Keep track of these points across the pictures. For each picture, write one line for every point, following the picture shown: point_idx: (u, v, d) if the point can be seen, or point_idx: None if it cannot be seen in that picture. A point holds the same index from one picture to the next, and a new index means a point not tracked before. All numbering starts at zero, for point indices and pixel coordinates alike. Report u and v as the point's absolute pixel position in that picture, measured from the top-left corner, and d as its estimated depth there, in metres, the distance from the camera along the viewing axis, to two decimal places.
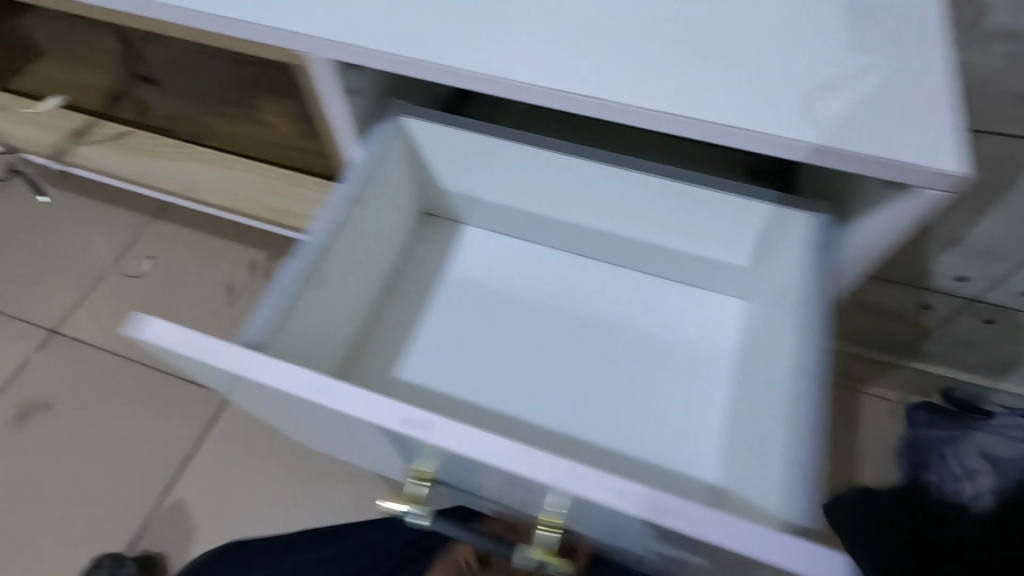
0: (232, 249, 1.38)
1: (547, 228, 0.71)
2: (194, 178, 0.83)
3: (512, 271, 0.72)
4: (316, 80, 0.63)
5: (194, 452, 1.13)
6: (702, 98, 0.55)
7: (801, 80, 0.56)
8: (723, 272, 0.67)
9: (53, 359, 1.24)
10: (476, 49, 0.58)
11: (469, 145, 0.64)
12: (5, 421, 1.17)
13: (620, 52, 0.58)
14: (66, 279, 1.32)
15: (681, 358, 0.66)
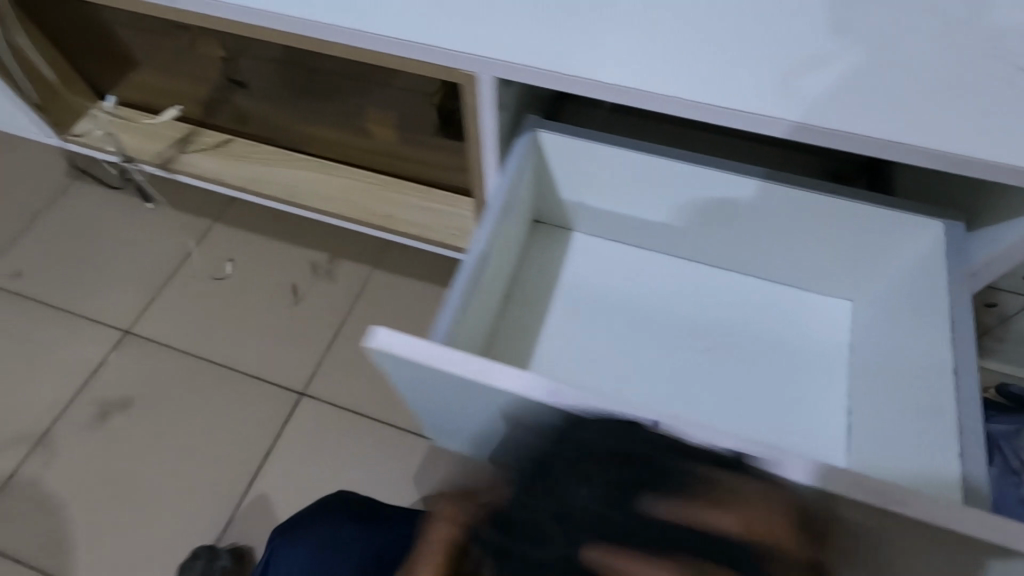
0: (295, 250, 1.41)
1: (659, 236, 0.76)
2: (299, 183, 0.85)
3: (627, 275, 0.77)
4: (475, 96, 0.65)
5: (275, 448, 1.18)
6: (838, 110, 0.58)
7: (928, 90, 0.59)
8: (827, 274, 0.72)
9: (129, 358, 1.28)
10: (617, 63, 0.61)
11: (600, 158, 0.69)
12: (87, 419, 1.21)
13: (753, 64, 0.61)
14: (137, 280, 1.36)
15: (795, 354, 0.71)
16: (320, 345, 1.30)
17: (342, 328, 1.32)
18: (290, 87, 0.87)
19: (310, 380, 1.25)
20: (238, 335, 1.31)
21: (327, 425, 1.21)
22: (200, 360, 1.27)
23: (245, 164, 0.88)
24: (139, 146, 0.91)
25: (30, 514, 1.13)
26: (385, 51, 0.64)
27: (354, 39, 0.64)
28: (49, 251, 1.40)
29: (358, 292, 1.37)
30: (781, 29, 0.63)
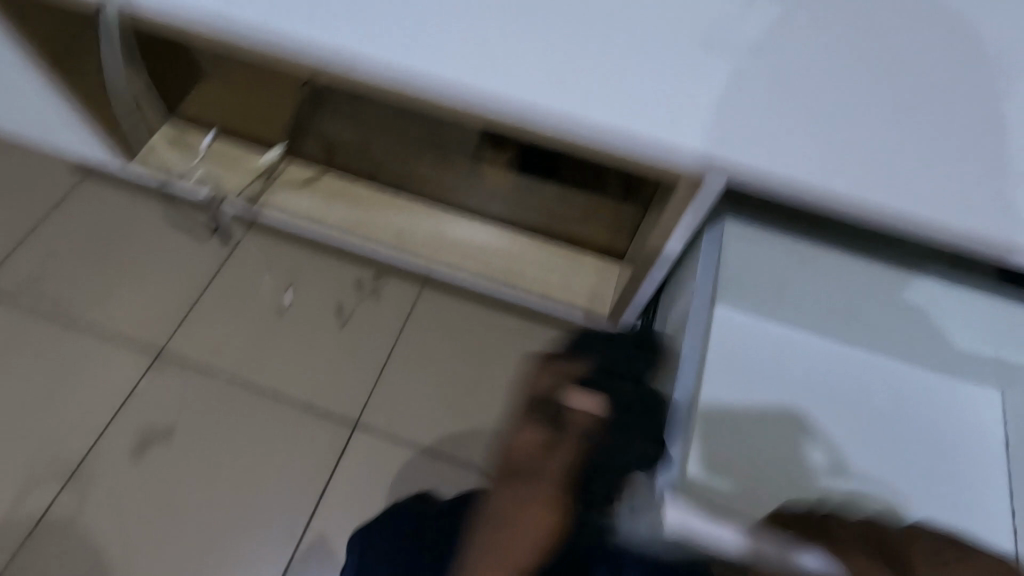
0: (340, 266, 1.31)
1: (814, 314, 0.79)
2: None
3: (782, 351, 0.80)
4: (694, 197, 0.66)
5: (331, 486, 1.12)
6: (789, 152, 0.61)
7: (888, 128, 0.62)
8: (976, 366, 0.76)
9: (163, 380, 1.19)
10: (704, 113, 0.62)
11: (781, 246, 0.74)
12: (124, 450, 1.13)
13: (785, 101, 0.62)
14: (168, 294, 1.27)
15: (950, 442, 0.75)
16: (373, 370, 1.23)
17: (393, 352, 1.24)
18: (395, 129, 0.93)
19: (365, 409, 1.19)
20: (284, 359, 1.23)
21: (385, 459, 1.15)
22: (244, 384, 1.20)
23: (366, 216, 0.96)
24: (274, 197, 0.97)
25: (69, 553, 1.06)
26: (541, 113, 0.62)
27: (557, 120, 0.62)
28: (65, 257, 1.29)
29: (407, 312, 1.28)
30: (717, 61, 0.63)
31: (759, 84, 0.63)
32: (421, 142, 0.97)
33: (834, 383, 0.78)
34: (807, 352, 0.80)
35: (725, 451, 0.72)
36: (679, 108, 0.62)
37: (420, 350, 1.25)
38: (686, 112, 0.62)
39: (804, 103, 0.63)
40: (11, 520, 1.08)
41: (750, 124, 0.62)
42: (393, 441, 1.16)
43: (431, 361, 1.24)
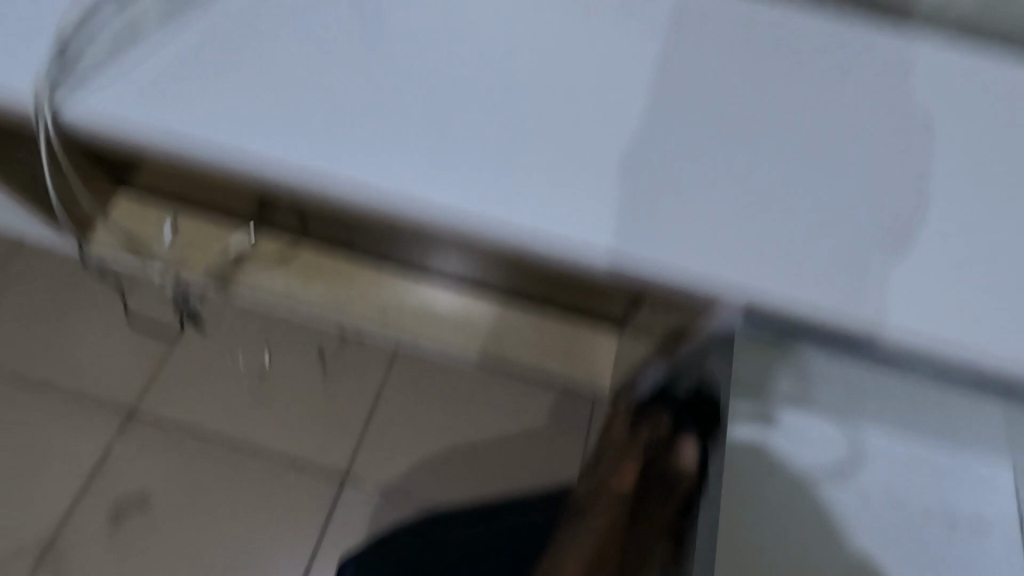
0: (314, 310, 1.22)
1: (821, 401, 0.67)
2: None
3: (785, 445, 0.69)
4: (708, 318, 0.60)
5: (319, 549, 1.08)
6: (770, 273, 0.55)
7: (882, 243, 0.57)
8: (989, 447, 0.65)
9: (134, 446, 1.13)
10: (686, 226, 0.56)
11: (800, 351, 0.57)
12: (99, 521, 1.08)
13: (748, 207, 0.57)
14: (133, 350, 1.20)
15: (971, 525, 0.67)
16: (356, 422, 1.17)
17: (377, 400, 1.18)
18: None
19: (351, 463, 1.14)
20: (264, 415, 1.16)
21: (376, 514, 1.11)
22: (221, 445, 1.14)
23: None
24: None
25: None
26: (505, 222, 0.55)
27: (544, 239, 0.55)
28: (19, 314, 1.21)
29: (391, 356, 1.21)
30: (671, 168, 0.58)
31: (729, 182, 0.58)
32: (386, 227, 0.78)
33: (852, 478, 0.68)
34: (814, 439, 0.69)
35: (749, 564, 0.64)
36: (643, 210, 0.56)
37: (405, 396, 1.19)
38: (643, 215, 0.56)
39: (771, 223, 0.57)
40: None
41: (711, 233, 0.56)
42: (383, 496, 1.12)
43: (418, 408, 1.18)
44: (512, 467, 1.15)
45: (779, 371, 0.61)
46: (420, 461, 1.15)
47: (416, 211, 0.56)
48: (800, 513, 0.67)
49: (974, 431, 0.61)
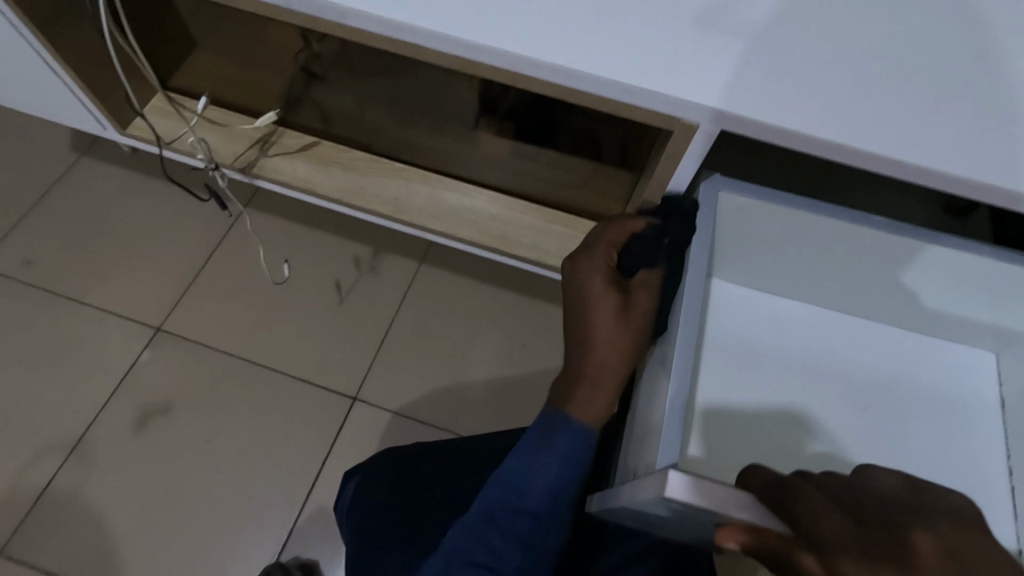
0: (335, 242, 1.31)
1: (795, 280, 0.71)
2: (414, 200, 0.88)
3: (763, 321, 0.72)
4: (687, 145, 0.61)
5: (329, 457, 1.14)
6: (748, 99, 0.56)
7: (862, 78, 0.57)
8: (955, 324, 0.69)
9: (160, 357, 1.20)
10: (671, 49, 0.57)
11: (771, 207, 0.63)
12: (125, 424, 1.14)
13: (733, 36, 0.57)
14: (163, 270, 1.27)
15: (945, 405, 0.68)
16: (370, 348, 1.23)
17: (390, 328, 1.25)
18: (380, 93, 0.88)
19: (363, 384, 1.20)
20: (282, 332, 1.23)
21: (384, 432, 1.16)
22: (243, 361, 1.20)
23: (357, 179, 0.89)
24: (279, 163, 0.90)
25: (75, 526, 1.07)
26: (497, 60, 0.57)
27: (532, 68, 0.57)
28: (59, 236, 1.29)
29: (405, 288, 1.28)
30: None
31: (713, 10, 0.58)
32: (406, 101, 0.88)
33: (827, 355, 0.71)
34: (789, 319, 0.73)
35: (722, 413, 0.67)
36: (624, 35, 0.57)
37: (417, 327, 1.25)
38: (622, 41, 0.57)
39: (761, 43, 0.58)
40: (15, 496, 1.09)
41: (692, 59, 0.56)
42: (392, 415, 1.17)
43: (427, 339, 1.24)
44: (514, 397, 1.20)
45: (750, 235, 0.67)
46: (428, 386, 1.20)
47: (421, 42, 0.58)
48: (787, 376, 0.69)
49: (941, 291, 0.65)
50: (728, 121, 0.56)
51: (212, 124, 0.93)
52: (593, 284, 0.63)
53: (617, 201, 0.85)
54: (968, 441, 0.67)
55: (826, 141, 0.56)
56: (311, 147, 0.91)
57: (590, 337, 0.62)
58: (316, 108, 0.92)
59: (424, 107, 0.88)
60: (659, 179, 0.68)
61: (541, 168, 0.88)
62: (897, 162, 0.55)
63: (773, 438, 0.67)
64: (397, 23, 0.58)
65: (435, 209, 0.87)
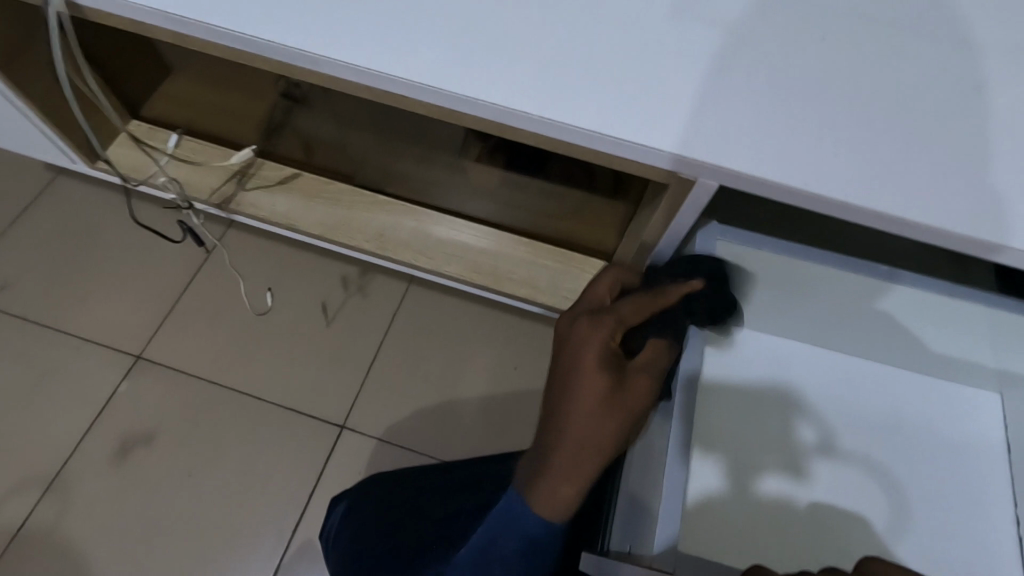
0: (321, 264, 1.27)
1: (791, 323, 0.70)
2: (403, 238, 0.89)
3: (761, 364, 0.70)
4: (684, 200, 0.59)
5: (316, 490, 1.10)
6: (737, 150, 0.53)
7: (858, 127, 0.55)
8: (955, 366, 0.68)
9: (140, 387, 1.16)
10: (658, 99, 0.54)
11: (766, 254, 0.62)
12: (103, 458, 1.10)
13: (722, 84, 0.55)
14: (142, 296, 1.23)
15: (949, 451, 0.66)
16: (358, 374, 1.19)
17: (379, 353, 1.21)
18: (366, 120, 0.83)
19: (352, 411, 1.16)
20: (267, 359, 1.19)
21: (373, 461, 1.13)
22: (225, 390, 1.16)
23: (343, 213, 0.90)
24: (259, 199, 0.91)
25: (50, 566, 1.03)
26: (478, 107, 0.55)
27: (514, 117, 0.54)
28: (31, 261, 1.24)
29: (394, 311, 1.25)
30: (647, 44, 0.56)
31: (703, 60, 0.56)
32: (389, 135, 0.85)
33: (828, 399, 0.69)
34: (787, 360, 0.71)
35: (721, 466, 0.65)
36: (610, 84, 0.55)
37: (406, 351, 1.22)
38: (607, 90, 0.54)
39: (754, 90, 0.55)
40: None
41: (680, 110, 0.54)
42: (381, 443, 1.14)
43: (417, 364, 1.21)
44: (507, 422, 1.17)
45: (748, 278, 0.66)
46: (419, 413, 1.17)
47: (397, 88, 0.56)
48: (791, 424, 0.67)
49: (941, 336, 0.64)
50: (726, 177, 0.54)
51: (185, 160, 0.92)
52: (591, 351, 0.57)
53: (610, 233, 0.84)
54: (974, 484, 0.65)
55: (827, 199, 0.53)
56: (290, 181, 0.91)
57: (577, 410, 0.55)
58: (298, 135, 0.90)
59: (409, 134, 0.83)
60: (654, 222, 0.65)
61: (531, 197, 0.86)
62: (892, 219, 0.53)
63: (775, 484, 0.65)
64: (376, 71, 0.55)
65: (422, 245, 0.88)
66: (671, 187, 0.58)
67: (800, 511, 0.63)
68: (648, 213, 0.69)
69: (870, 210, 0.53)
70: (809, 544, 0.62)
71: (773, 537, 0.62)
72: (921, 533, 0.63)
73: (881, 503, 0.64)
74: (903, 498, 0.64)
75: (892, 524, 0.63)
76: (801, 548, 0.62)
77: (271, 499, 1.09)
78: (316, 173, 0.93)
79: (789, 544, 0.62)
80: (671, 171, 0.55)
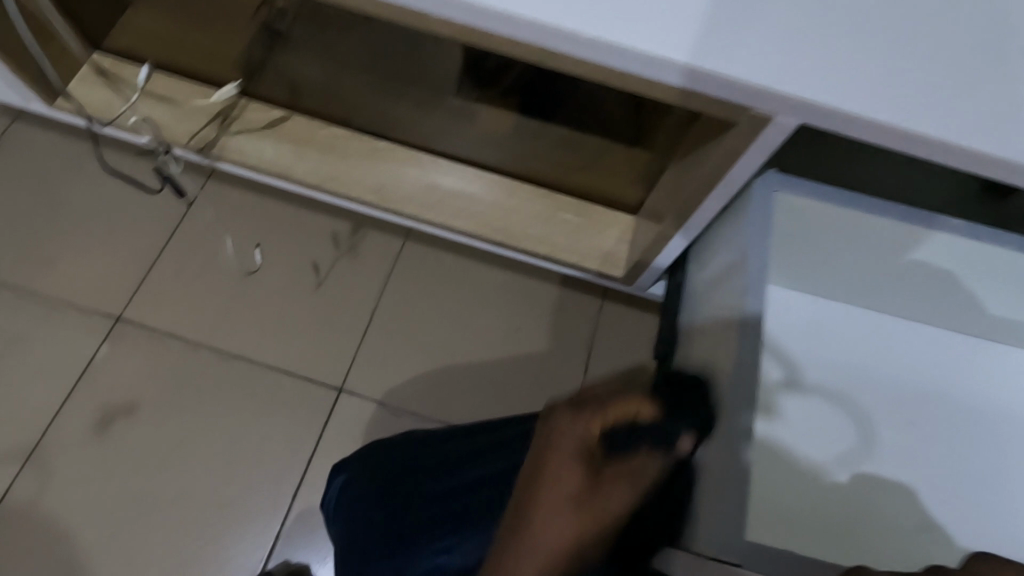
0: (313, 220, 1.19)
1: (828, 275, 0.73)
2: (410, 191, 0.81)
3: (787, 316, 0.76)
4: (749, 142, 0.51)
5: (315, 454, 1.06)
6: (818, 79, 0.46)
7: (960, 55, 0.47)
8: (983, 315, 0.71)
9: (122, 351, 1.09)
10: (724, 17, 0.46)
11: (822, 209, 0.63)
12: (87, 426, 1.05)
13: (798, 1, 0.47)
14: (117, 254, 1.15)
15: (957, 396, 0.73)
16: (355, 335, 1.14)
17: (376, 315, 1.15)
18: (360, 51, 0.83)
19: (349, 374, 1.11)
20: (257, 319, 1.13)
21: (373, 425, 1.08)
22: (214, 353, 1.10)
23: (335, 161, 0.82)
24: (244, 143, 0.82)
25: (38, 537, 0.99)
26: (508, 25, 0.47)
27: (552, 37, 0.47)
28: None
29: (392, 269, 1.18)
30: None
31: None
32: (392, 72, 0.82)
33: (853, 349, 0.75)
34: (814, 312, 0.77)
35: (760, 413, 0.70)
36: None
37: (405, 312, 1.16)
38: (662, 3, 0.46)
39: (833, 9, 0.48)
40: None
41: (749, 29, 0.46)
42: (382, 407, 1.10)
43: (418, 325, 1.15)
44: (512, 385, 1.13)
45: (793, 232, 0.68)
46: (420, 376, 1.12)
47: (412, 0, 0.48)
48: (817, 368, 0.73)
49: (975, 286, 0.67)
50: (811, 113, 0.46)
51: (159, 98, 0.83)
52: (568, 440, 0.54)
53: (634, 184, 0.80)
54: (996, 450, 0.71)
55: (930, 140, 0.45)
56: (280, 125, 0.83)
57: (553, 470, 0.52)
58: (282, 79, 0.84)
59: (404, 68, 0.82)
60: (707, 172, 0.58)
61: (543, 141, 0.82)
62: (1003, 164, 0.45)
63: (816, 449, 0.71)
64: None
65: (429, 196, 0.80)
66: (739, 125, 0.51)
67: (819, 448, 0.71)
68: (698, 161, 0.62)
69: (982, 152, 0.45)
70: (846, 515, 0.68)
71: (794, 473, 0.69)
72: (923, 466, 0.70)
73: (912, 473, 0.70)
74: (919, 437, 0.71)
75: (897, 457, 0.70)
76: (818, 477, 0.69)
77: (268, 465, 1.05)
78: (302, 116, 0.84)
79: (829, 513, 0.68)
80: (737, 104, 0.48)
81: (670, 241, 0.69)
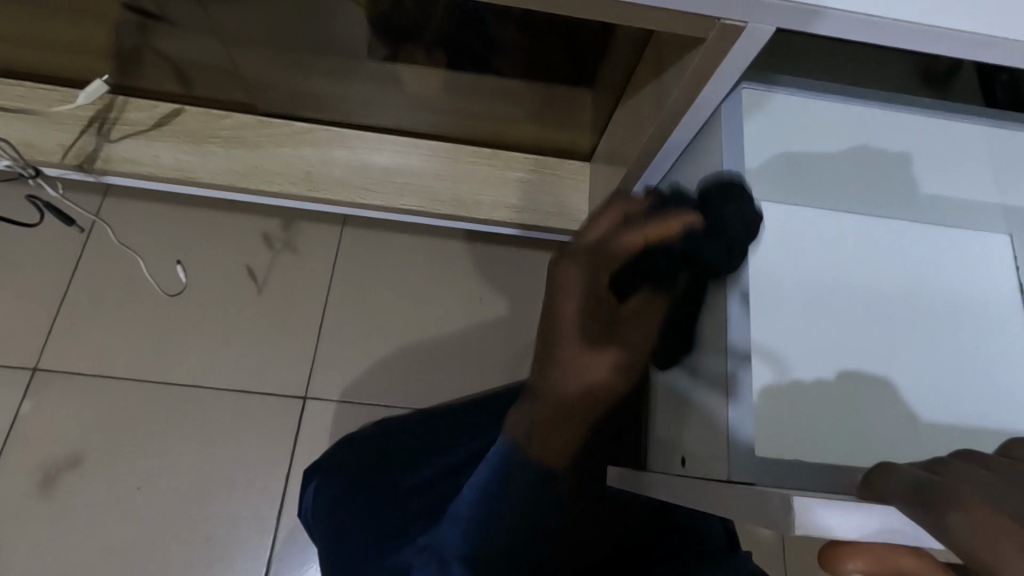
0: (235, 220, 1.09)
1: (808, 186, 0.67)
2: (347, 172, 0.79)
3: (780, 232, 0.66)
4: (718, 58, 0.47)
5: (292, 467, 0.99)
6: None
7: None
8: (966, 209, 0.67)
9: (48, 403, 0.97)
10: None
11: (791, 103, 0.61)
12: (26, 491, 0.94)
13: None
14: (16, 297, 1.01)
15: (972, 299, 0.65)
16: (309, 338, 1.05)
17: (327, 312, 1.07)
18: (260, 31, 0.67)
19: (311, 379, 1.03)
20: (196, 339, 1.03)
21: (349, 428, 1.01)
22: (156, 384, 1.00)
23: (252, 156, 0.78)
24: (135, 149, 0.77)
25: None
26: None
27: None
28: None
29: (333, 257, 1.10)
30: None
31: None
32: (291, 40, 0.68)
33: (857, 257, 0.66)
34: (805, 226, 0.67)
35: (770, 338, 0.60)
36: None
37: (359, 303, 1.08)
38: None
39: None
40: None
41: None
42: (352, 404, 1.03)
43: (373, 310, 1.08)
44: (487, 357, 1.07)
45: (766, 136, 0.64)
46: (388, 367, 1.05)
47: None
48: (823, 283, 0.64)
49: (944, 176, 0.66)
50: (788, 16, 0.41)
51: (23, 116, 0.76)
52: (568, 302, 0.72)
53: (585, 132, 0.79)
54: (1010, 340, 0.64)
55: (913, 30, 0.42)
56: (169, 122, 0.78)
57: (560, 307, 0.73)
58: (164, 60, 0.73)
59: (312, 38, 0.68)
60: (677, 102, 0.54)
61: (481, 96, 0.75)
62: (996, 41, 0.42)
63: (818, 364, 0.61)
64: None
65: (366, 177, 0.79)
66: (708, 41, 0.46)
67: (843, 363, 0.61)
68: (660, 90, 0.57)
69: (971, 32, 0.41)
70: (869, 434, 0.58)
71: (825, 400, 0.59)
72: (953, 375, 0.62)
73: (925, 381, 0.61)
74: (943, 341, 0.63)
75: (927, 366, 0.62)
76: (851, 397, 0.59)
77: (243, 489, 0.98)
78: (204, 107, 0.80)
79: (845, 437, 0.58)
80: (704, 15, 0.42)
81: (635, 186, 0.67)
